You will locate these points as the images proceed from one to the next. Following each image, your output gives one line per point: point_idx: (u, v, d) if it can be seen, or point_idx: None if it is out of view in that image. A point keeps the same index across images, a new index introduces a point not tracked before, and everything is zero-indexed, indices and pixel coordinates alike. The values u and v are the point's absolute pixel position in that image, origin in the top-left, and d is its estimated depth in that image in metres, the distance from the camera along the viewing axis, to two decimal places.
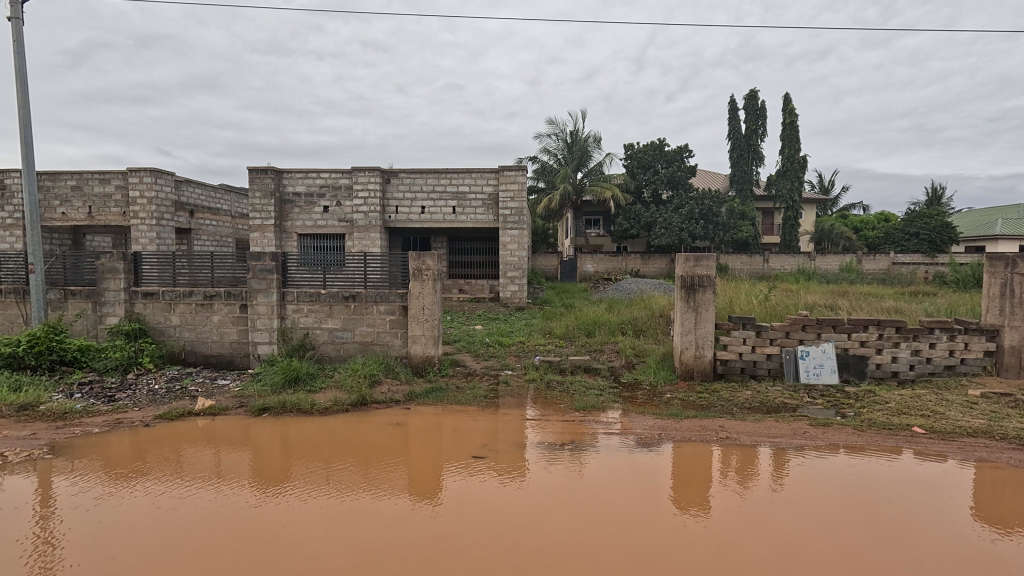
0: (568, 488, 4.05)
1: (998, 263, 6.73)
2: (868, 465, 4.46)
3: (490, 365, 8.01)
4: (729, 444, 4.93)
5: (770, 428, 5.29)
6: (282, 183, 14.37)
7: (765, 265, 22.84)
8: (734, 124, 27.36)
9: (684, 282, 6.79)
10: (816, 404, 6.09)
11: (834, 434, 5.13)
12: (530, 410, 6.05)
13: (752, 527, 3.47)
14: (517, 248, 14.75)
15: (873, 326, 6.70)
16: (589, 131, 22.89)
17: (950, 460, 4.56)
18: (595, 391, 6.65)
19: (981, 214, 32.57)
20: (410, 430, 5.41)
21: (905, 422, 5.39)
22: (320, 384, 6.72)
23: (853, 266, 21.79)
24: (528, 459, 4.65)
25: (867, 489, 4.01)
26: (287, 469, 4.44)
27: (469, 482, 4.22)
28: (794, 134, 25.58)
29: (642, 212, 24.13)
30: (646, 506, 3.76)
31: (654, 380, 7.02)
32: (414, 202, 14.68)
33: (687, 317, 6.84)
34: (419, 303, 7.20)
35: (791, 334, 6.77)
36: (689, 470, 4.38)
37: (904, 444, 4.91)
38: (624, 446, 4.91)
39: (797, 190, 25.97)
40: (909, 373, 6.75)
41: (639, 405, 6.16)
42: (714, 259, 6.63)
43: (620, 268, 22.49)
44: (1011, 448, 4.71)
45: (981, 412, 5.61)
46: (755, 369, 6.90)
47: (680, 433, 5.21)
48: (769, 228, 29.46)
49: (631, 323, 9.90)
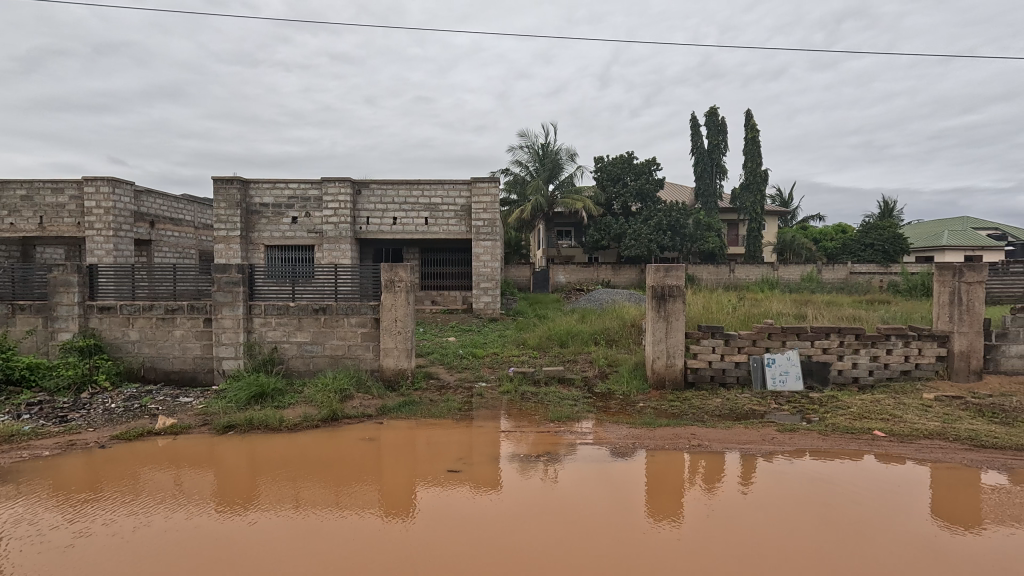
0: (544, 495, 4.11)
1: (947, 272, 7.06)
2: (831, 466, 4.65)
3: (464, 378, 7.94)
4: (700, 450, 5.03)
5: (740, 435, 5.39)
6: (249, 194, 14.06)
7: (731, 275, 23.44)
8: (700, 139, 28.18)
9: (655, 292, 6.91)
10: (782, 410, 6.26)
11: (800, 438, 5.29)
12: (505, 422, 6.02)
13: (723, 529, 3.58)
14: (490, 259, 14.73)
15: (835, 333, 6.96)
16: (561, 145, 23.23)
17: (908, 461, 4.76)
18: (570, 402, 6.67)
19: (930, 226, 34.47)
20: (383, 445, 5.30)
21: (866, 426, 5.59)
22: (288, 399, 6.53)
23: (814, 275, 22.66)
24: (502, 473, 4.60)
25: (829, 491, 4.15)
26: (255, 487, 4.31)
27: (442, 496, 4.16)
28: (756, 148, 26.53)
29: (613, 223, 24.54)
30: (618, 515, 3.78)
31: (627, 390, 7.09)
32: (386, 213, 14.55)
33: (658, 327, 6.94)
34: (392, 315, 7.09)
35: (758, 342, 6.95)
36: (660, 478, 4.44)
37: (866, 447, 5.08)
38: (598, 456, 4.94)
39: (760, 202, 26.89)
40: (868, 379, 7.02)
41: (613, 414, 6.21)
42: (683, 270, 6.78)
43: (591, 279, 22.80)
44: (965, 449, 4.95)
45: (935, 414, 5.87)
46: (724, 377, 7.05)
47: (654, 442, 5.26)
48: (734, 240, 30.33)
49: (603, 333, 10.01)
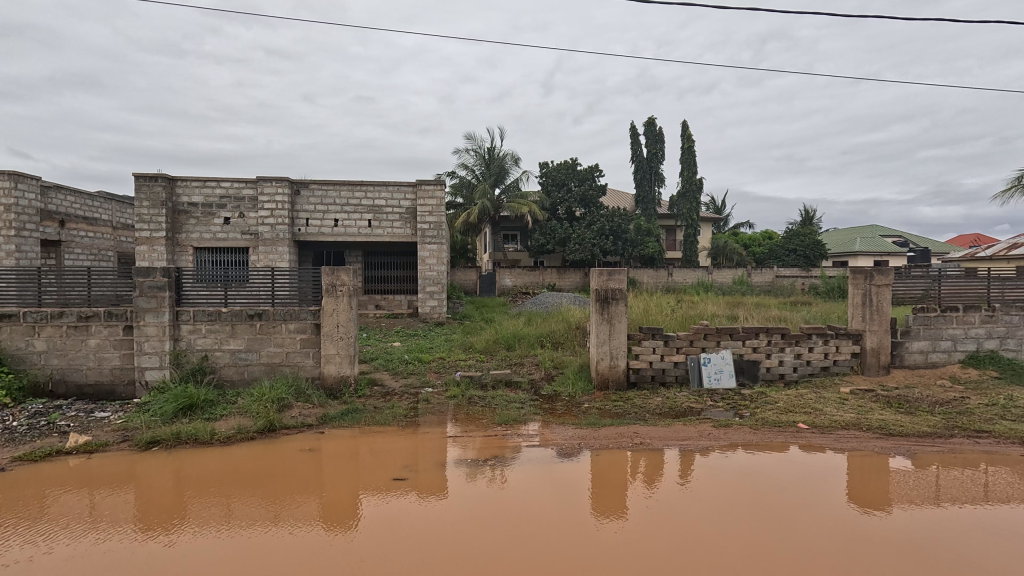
0: (492, 499, 4.10)
1: (860, 276, 7.68)
2: (761, 458, 4.94)
3: (409, 384, 7.78)
4: (642, 448, 5.20)
5: (678, 432, 5.64)
6: (175, 192, 13.17)
7: (670, 278, 24.43)
8: (639, 148, 29.27)
9: (599, 295, 7.09)
10: (717, 406, 6.59)
11: (733, 433, 5.59)
12: (452, 427, 5.96)
13: (666, 523, 3.72)
14: (436, 262, 14.55)
15: (763, 333, 7.42)
16: (506, 149, 23.39)
17: (828, 451, 5.15)
18: (517, 405, 6.70)
19: (845, 233, 37.50)
20: (325, 455, 5.10)
21: (791, 419, 6.00)
22: (220, 410, 6.16)
23: (744, 279, 24.04)
24: (449, 478, 4.55)
25: (759, 482, 4.42)
26: (182, 506, 4.02)
27: (387, 505, 4.06)
28: (691, 158, 27.87)
29: (558, 227, 24.97)
30: (565, 515, 3.84)
31: (572, 392, 7.22)
32: (326, 214, 14.07)
33: (602, 329, 7.13)
34: (333, 320, 6.85)
35: (694, 342, 7.29)
36: (605, 477, 4.55)
37: (791, 439, 5.45)
38: (545, 457, 4.99)
39: (695, 209, 28.25)
40: (793, 375, 7.53)
41: (559, 416, 6.30)
42: (625, 273, 6.97)
43: (537, 282, 23.05)
44: (876, 438, 5.42)
45: (851, 407, 6.39)
46: (663, 376, 7.34)
47: (598, 441, 5.39)
48: (672, 244, 31.67)
49: (549, 336, 10.15)
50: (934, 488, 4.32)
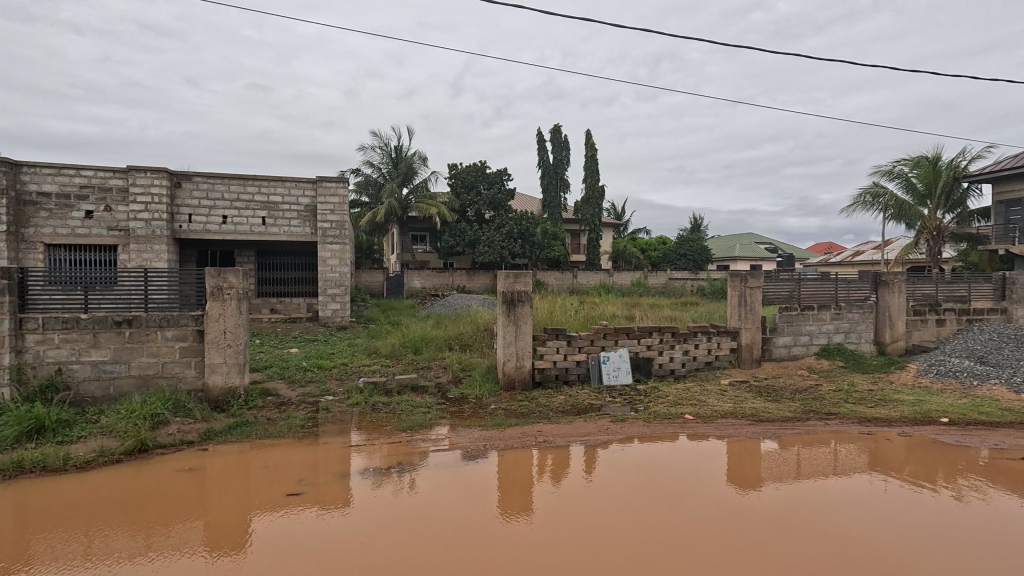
0: (398, 508, 3.99)
1: (736, 279, 8.50)
2: (655, 449, 5.31)
3: (308, 392, 7.33)
4: (547, 446, 5.36)
5: (580, 428, 5.88)
6: (21, 179, 11.31)
7: (575, 280, 25.44)
8: (545, 154, 30.18)
9: (505, 297, 7.18)
10: (615, 402, 6.97)
11: (629, 427, 5.95)
12: (355, 436, 5.72)
13: (569, 516, 3.87)
14: (338, 263, 13.83)
15: (656, 332, 7.98)
16: (415, 149, 22.95)
17: (711, 438, 5.66)
18: (423, 409, 6.59)
19: (726, 240, 41.60)
20: (210, 474, 4.65)
21: (679, 411, 6.51)
22: (78, 432, 5.37)
23: (641, 281, 25.69)
24: (352, 489, 4.36)
25: (652, 471, 4.74)
26: (26, 545, 3.45)
27: (283, 522, 3.80)
28: (594, 166, 29.28)
29: (467, 229, 24.99)
30: (472, 517, 3.84)
31: (479, 394, 7.23)
32: (213, 210, 12.87)
33: (508, 331, 7.23)
34: (220, 326, 6.28)
35: (595, 342, 7.66)
36: (512, 476, 4.63)
37: (679, 429, 5.91)
38: (452, 461, 4.96)
39: (598, 215, 29.69)
40: (682, 370, 8.19)
41: (465, 419, 6.29)
42: (531, 276, 7.14)
43: (446, 284, 22.85)
44: (748, 424, 6.07)
45: (729, 397, 7.09)
46: (567, 375, 7.62)
47: (504, 442, 5.47)
48: (576, 248, 33.06)
49: (457, 338, 10.13)
50: (795, 466, 4.93)
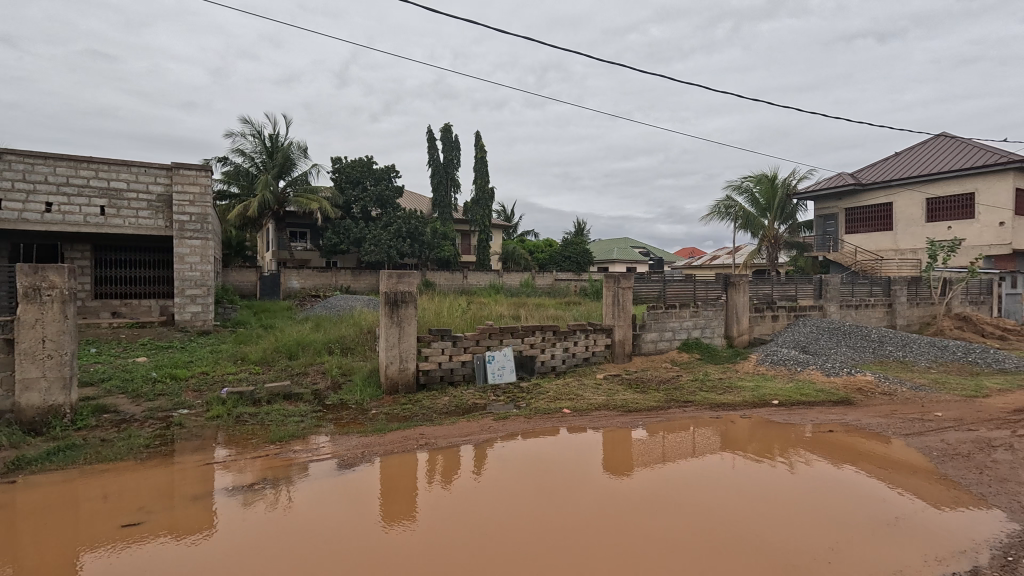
0: (268, 526, 3.66)
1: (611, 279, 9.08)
2: (538, 444, 5.50)
3: (157, 407, 6.45)
4: (431, 448, 5.29)
5: (463, 428, 5.89)
6: None
7: (465, 281, 25.50)
8: (435, 153, 29.86)
9: (387, 298, 6.95)
10: (499, 400, 7.10)
11: (512, 424, 6.09)
12: (215, 453, 5.15)
13: (456, 518, 3.84)
14: (198, 261, 12.37)
15: (539, 330, 8.27)
16: (292, 139, 21.33)
17: (588, 430, 6.00)
18: (295, 419, 6.13)
19: (606, 243, 44.60)
20: (24, 510, 3.88)
21: (558, 406, 6.81)
22: None
23: (529, 281, 26.49)
24: (213, 510, 3.91)
25: (536, 465, 4.89)
26: None
27: (123, 558, 3.29)
28: (483, 168, 29.62)
29: (352, 227, 23.86)
30: (352, 528, 3.65)
31: (360, 399, 6.90)
32: (33, 195, 10.83)
33: (391, 332, 7.01)
34: (36, 335, 5.26)
35: (480, 342, 7.73)
36: (396, 482, 4.48)
37: (559, 423, 6.18)
38: (329, 471, 4.67)
39: (487, 216, 30.07)
40: (562, 366, 8.60)
41: (344, 426, 5.97)
42: (415, 276, 7.01)
43: (328, 284, 21.56)
44: (619, 414, 6.55)
45: (603, 390, 7.59)
46: (451, 376, 7.60)
47: (385, 447, 5.29)
48: (467, 249, 33.20)
49: (338, 341, 9.60)
50: (661, 450, 5.41)
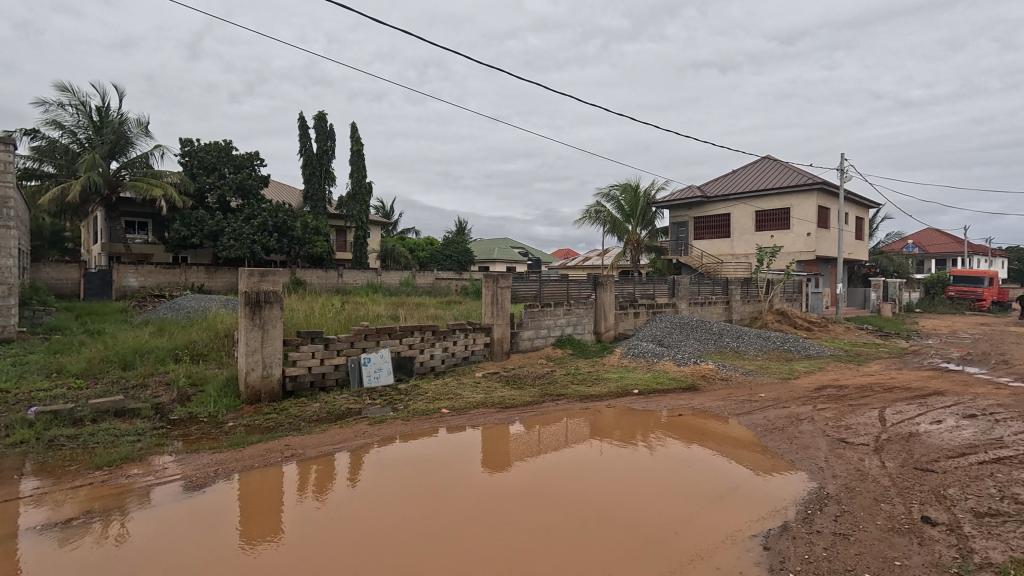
0: (94, 566, 3.12)
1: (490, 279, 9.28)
2: (417, 445, 5.40)
3: None
4: (299, 459, 4.91)
5: (335, 436, 5.56)
6: None
7: (340, 279, 24.15)
8: (307, 142, 27.86)
9: (248, 298, 6.31)
10: (375, 404, 6.84)
11: (388, 427, 5.90)
12: (16, 486, 4.24)
13: (327, 531, 3.62)
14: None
15: (417, 331, 8.13)
16: (128, 114, 18.41)
17: (467, 428, 6.04)
18: (130, 439, 5.29)
19: (487, 243, 45.35)
20: None
21: (437, 406, 6.74)
22: None
23: (409, 280, 25.90)
24: (15, 555, 3.23)
25: (415, 467, 4.79)
26: None
27: None
28: (361, 161, 28.32)
29: (206, 218, 21.30)
30: (205, 555, 3.26)
31: (214, 411, 6.18)
32: None
33: (252, 336, 6.39)
34: None
35: (354, 344, 7.37)
36: (258, 499, 4.09)
37: (437, 424, 6.13)
38: (175, 495, 4.11)
39: (365, 212, 28.82)
40: (441, 366, 8.55)
41: (193, 443, 5.31)
42: (281, 275, 6.47)
43: (176, 282, 19.00)
44: (497, 411, 6.70)
45: (482, 388, 7.70)
46: (323, 381, 7.14)
47: (243, 463, 4.79)
48: (342, 245, 31.52)
49: (187, 347, 8.50)
50: (537, 443, 5.63)
